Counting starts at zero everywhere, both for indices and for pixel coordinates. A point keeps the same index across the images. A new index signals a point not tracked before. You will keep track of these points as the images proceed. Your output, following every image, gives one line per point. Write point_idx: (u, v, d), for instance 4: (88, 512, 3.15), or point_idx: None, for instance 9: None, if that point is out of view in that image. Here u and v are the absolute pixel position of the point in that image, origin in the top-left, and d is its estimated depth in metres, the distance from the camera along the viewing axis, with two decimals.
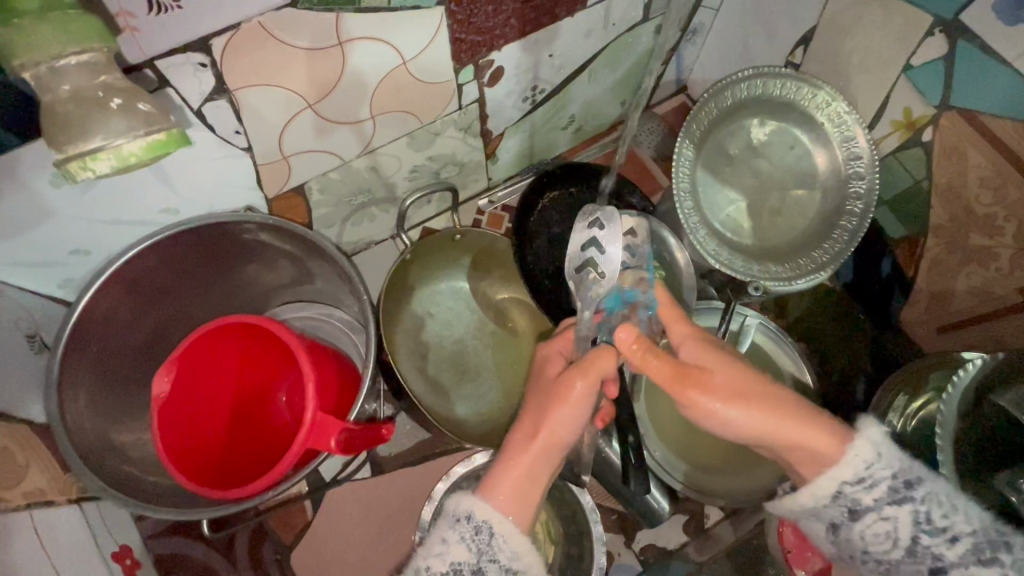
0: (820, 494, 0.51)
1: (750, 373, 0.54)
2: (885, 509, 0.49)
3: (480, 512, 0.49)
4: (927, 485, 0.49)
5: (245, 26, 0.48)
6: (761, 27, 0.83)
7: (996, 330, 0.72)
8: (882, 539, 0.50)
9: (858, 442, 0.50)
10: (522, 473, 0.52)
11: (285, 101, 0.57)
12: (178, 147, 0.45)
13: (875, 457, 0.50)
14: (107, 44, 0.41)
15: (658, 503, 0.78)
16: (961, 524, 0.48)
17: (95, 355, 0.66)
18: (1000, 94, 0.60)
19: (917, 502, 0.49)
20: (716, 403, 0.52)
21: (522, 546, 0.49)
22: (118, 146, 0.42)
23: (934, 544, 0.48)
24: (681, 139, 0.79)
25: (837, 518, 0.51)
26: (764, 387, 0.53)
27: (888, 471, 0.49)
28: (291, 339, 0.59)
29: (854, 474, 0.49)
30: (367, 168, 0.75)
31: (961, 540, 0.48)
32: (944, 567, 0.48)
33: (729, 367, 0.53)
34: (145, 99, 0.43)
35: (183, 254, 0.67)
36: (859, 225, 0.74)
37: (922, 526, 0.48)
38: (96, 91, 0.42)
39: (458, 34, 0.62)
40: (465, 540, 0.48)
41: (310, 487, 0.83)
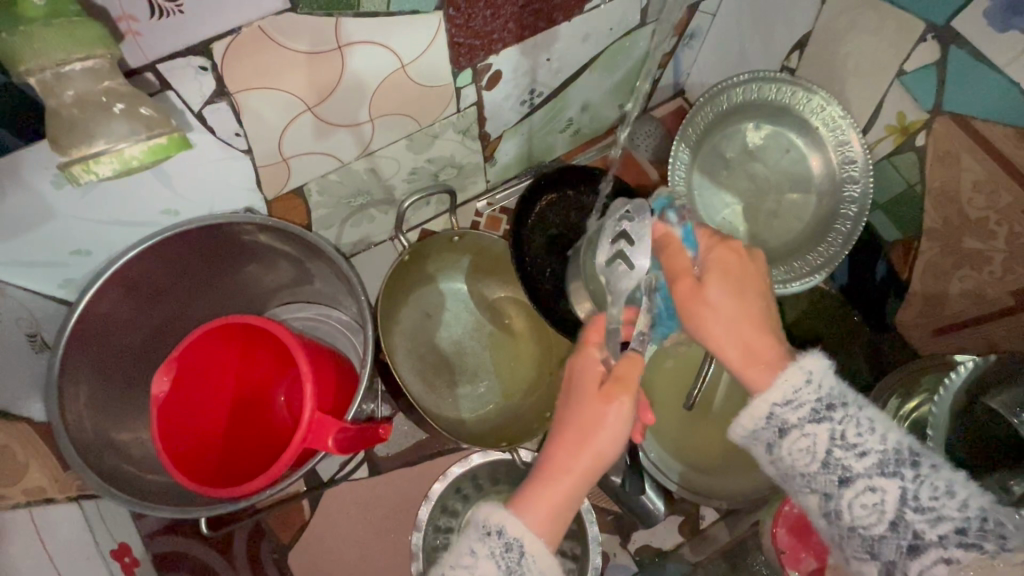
0: (753, 414, 0.50)
1: (757, 297, 0.52)
2: (806, 426, 0.48)
3: (512, 529, 0.47)
4: (849, 409, 0.48)
5: (245, 31, 0.49)
6: (757, 32, 0.84)
7: (989, 333, 0.72)
8: (803, 455, 0.49)
9: (793, 368, 0.49)
10: (562, 490, 0.49)
11: (285, 104, 0.58)
12: (178, 150, 0.46)
13: (804, 382, 0.49)
14: (111, 50, 0.42)
15: (654, 504, 0.80)
16: (874, 442, 0.47)
17: (95, 355, 0.67)
18: (991, 100, 0.61)
19: (836, 422, 0.48)
20: (699, 309, 0.51)
21: (550, 567, 0.47)
22: (119, 149, 0.43)
23: (845, 457, 0.47)
24: (677, 143, 0.81)
25: (769, 438, 0.51)
26: (756, 313, 0.51)
27: (815, 395, 0.49)
28: (289, 339, 0.59)
29: (783, 394, 0.49)
30: (366, 170, 0.75)
31: (870, 455, 0.46)
32: (852, 478, 0.47)
33: (734, 286, 0.52)
34: (147, 103, 0.44)
35: (183, 254, 0.68)
36: (853, 228, 0.75)
37: (836, 442, 0.47)
38: (99, 97, 0.42)
39: (457, 38, 0.63)
40: (495, 556, 0.47)
41: (307, 486, 0.83)
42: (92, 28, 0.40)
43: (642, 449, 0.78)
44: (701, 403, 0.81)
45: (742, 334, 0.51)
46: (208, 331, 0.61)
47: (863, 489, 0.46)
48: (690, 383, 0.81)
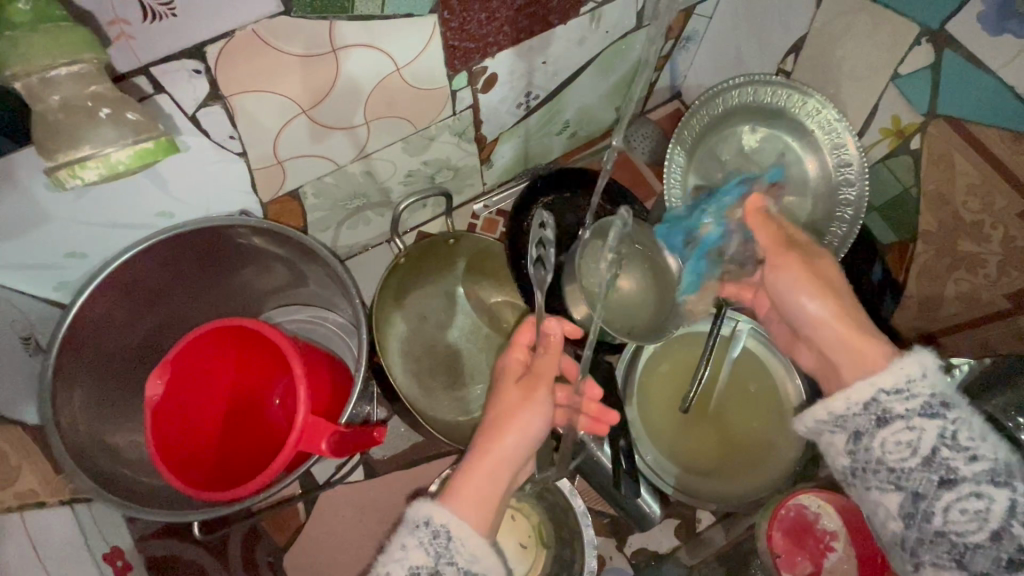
0: (854, 396, 0.52)
1: (837, 280, 0.60)
2: (912, 419, 0.49)
3: (438, 516, 0.49)
4: (962, 411, 0.48)
5: (239, 34, 0.49)
6: (753, 35, 0.84)
7: (984, 336, 0.72)
8: (900, 449, 0.49)
9: (910, 357, 0.51)
10: (482, 480, 0.53)
11: (280, 107, 0.58)
12: (167, 154, 0.46)
13: (919, 374, 0.50)
14: (98, 55, 0.42)
15: (650, 508, 0.78)
16: (984, 449, 0.46)
17: (89, 358, 0.66)
18: (985, 103, 0.61)
19: (947, 421, 0.48)
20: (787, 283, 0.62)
21: (480, 548, 0.48)
22: (105, 155, 0.43)
23: (952, 458, 0.47)
24: (673, 145, 0.81)
25: (863, 427, 0.51)
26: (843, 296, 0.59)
27: (928, 390, 0.49)
28: (284, 343, 0.59)
29: (894, 381, 0.50)
30: (362, 173, 0.75)
31: (980, 461, 0.46)
32: (956, 480, 0.46)
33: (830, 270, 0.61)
34: (134, 107, 0.44)
35: (178, 256, 0.68)
36: (849, 231, 0.75)
37: (945, 440, 0.47)
38: (85, 102, 0.42)
39: (452, 41, 0.63)
40: (424, 545, 0.48)
41: (303, 489, 0.83)
42: (79, 32, 0.40)
43: (636, 452, 0.79)
44: (697, 407, 0.81)
45: (839, 315, 0.58)
46: (201, 332, 0.61)
47: (966, 493, 0.46)
48: (687, 386, 0.81)
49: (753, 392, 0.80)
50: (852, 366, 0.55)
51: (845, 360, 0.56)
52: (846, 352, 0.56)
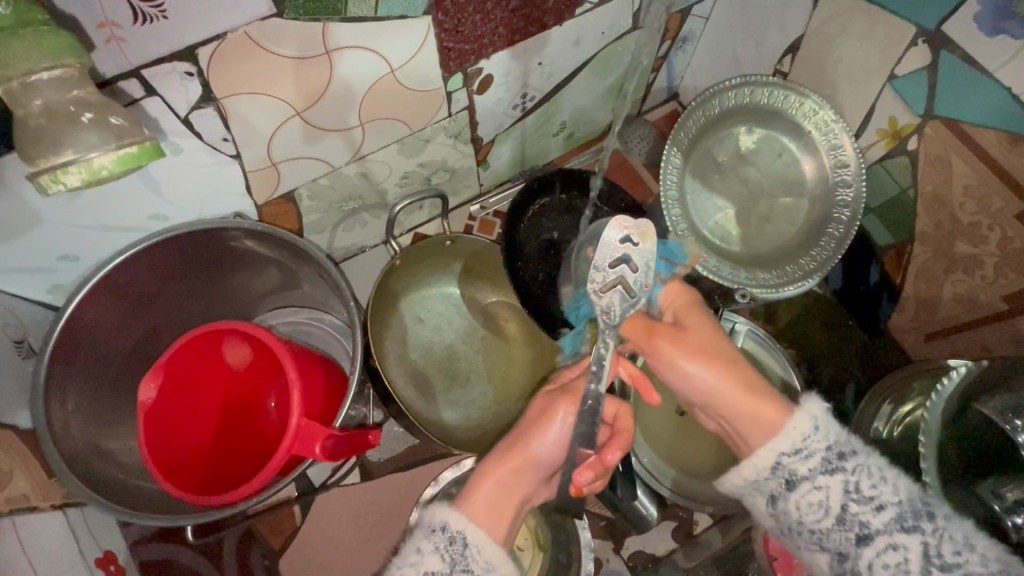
0: (758, 463, 0.53)
1: (719, 338, 0.59)
2: (818, 478, 0.51)
3: (455, 522, 0.49)
4: (859, 458, 0.51)
5: (231, 36, 0.49)
6: (750, 36, 0.84)
7: (981, 337, 0.72)
8: (813, 509, 0.50)
9: (799, 413, 0.53)
10: (498, 488, 0.53)
11: (273, 109, 0.58)
12: (151, 159, 0.45)
13: (812, 430, 0.52)
14: (81, 59, 0.41)
15: (647, 511, 0.75)
16: (889, 494, 0.49)
17: (81, 361, 0.66)
18: (981, 104, 0.61)
19: (848, 473, 0.50)
20: (681, 350, 0.57)
21: (495, 555, 0.49)
22: (89, 160, 0.42)
23: (861, 512, 0.49)
24: (669, 146, 0.80)
25: (776, 490, 0.53)
26: (729, 354, 0.58)
27: (824, 444, 0.51)
28: (277, 346, 0.59)
29: (790, 442, 0.52)
30: (357, 175, 0.75)
31: (887, 509, 0.48)
32: (871, 534, 0.48)
33: (706, 325, 0.60)
34: (118, 112, 0.44)
35: (171, 259, 0.68)
36: (846, 232, 0.74)
37: (851, 495, 0.49)
38: (68, 107, 0.42)
39: (447, 43, 0.63)
40: (439, 550, 0.48)
41: (298, 493, 0.83)
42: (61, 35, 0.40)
43: (634, 454, 0.78)
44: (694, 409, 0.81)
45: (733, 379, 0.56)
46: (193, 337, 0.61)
47: (883, 546, 0.47)
48: None
49: None
50: (755, 430, 0.54)
51: (754, 426, 0.54)
52: (748, 416, 0.54)
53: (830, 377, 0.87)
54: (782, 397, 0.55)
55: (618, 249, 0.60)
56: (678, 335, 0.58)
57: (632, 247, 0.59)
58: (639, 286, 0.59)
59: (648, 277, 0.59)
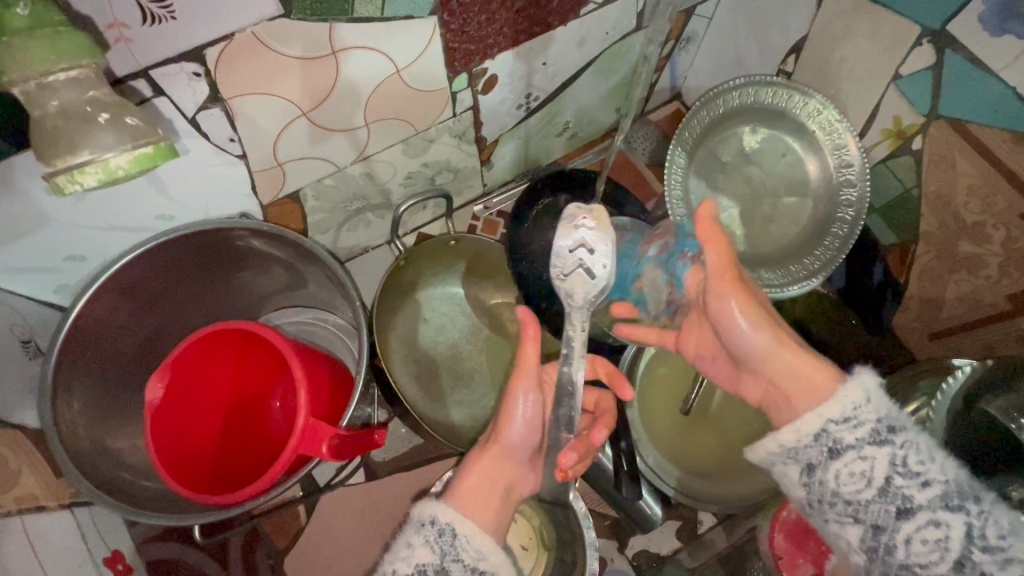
0: (803, 428, 0.51)
1: (762, 300, 0.58)
2: (864, 448, 0.48)
3: (443, 516, 0.49)
4: (910, 432, 0.48)
5: (238, 37, 0.49)
6: (753, 36, 0.84)
7: (986, 336, 0.72)
8: (855, 480, 0.48)
9: (852, 381, 0.50)
10: (482, 479, 0.55)
11: (280, 110, 0.58)
12: (166, 159, 0.45)
13: (864, 399, 0.49)
14: (96, 61, 0.41)
15: (651, 509, 0.77)
16: (937, 471, 0.46)
17: (87, 362, 0.66)
18: (986, 104, 0.61)
19: (897, 446, 0.48)
20: (737, 303, 0.55)
21: (486, 545, 0.49)
22: (105, 160, 0.42)
23: (907, 486, 0.47)
24: (674, 146, 0.81)
25: (815, 458, 0.51)
26: (773, 316, 0.57)
27: (874, 414, 0.49)
28: (283, 345, 0.59)
29: (842, 412, 0.49)
30: (362, 175, 0.75)
31: (933, 486, 0.46)
32: (912, 509, 0.46)
33: (750, 286, 0.58)
34: (134, 113, 0.44)
35: (177, 259, 0.68)
36: (850, 232, 0.74)
37: (898, 469, 0.47)
38: (83, 107, 0.42)
39: (452, 43, 0.63)
40: (429, 544, 0.48)
41: (304, 492, 0.83)
42: (78, 37, 0.40)
43: (638, 453, 0.78)
44: (698, 408, 0.81)
45: (784, 341, 0.55)
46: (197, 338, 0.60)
47: (926, 523, 0.46)
48: (687, 386, 0.82)
49: None
50: (807, 393, 0.52)
51: (803, 386, 0.53)
52: (796, 378, 0.53)
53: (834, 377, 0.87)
54: (832, 365, 0.53)
55: (574, 237, 0.60)
56: (740, 288, 0.56)
57: (585, 232, 0.60)
58: (599, 268, 0.59)
59: (608, 259, 0.59)
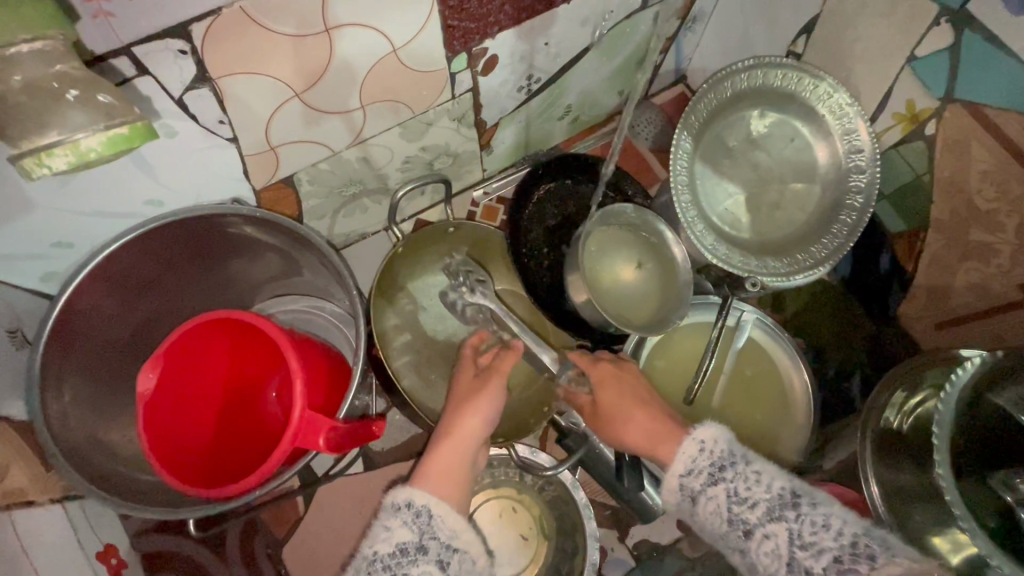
0: (668, 488, 0.58)
1: (632, 392, 0.66)
2: (708, 490, 0.55)
3: (419, 498, 0.53)
4: (739, 466, 0.55)
5: (227, 12, 0.47)
6: (761, 17, 0.82)
7: (994, 326, 0.71)
8: (713, 517, 0.54)
9: (687, 439, 0.58)
10: (451, 454, 0.60)
11: (272, 90, 0.56)
12: (144, 140, 0.43)
13: (697, 450, 0.57)
14: (63, 31, 0.39)
15: (653, 500, 0.76)
16: (761, 493, 0.52)
17: (79, 351, 0.65)
18: (1004, 86, 0.58)
19: (729, 480, 0.54)
20: (604, 417, 0.66)
21: (458, 523, 0.53)
22: (75, 141, 0.40)
23: (742, 512, 0.52)
24: (680, 131, 0.75)
25: (689, 507, 0.57)
26: (643, 401, 0.65)
27: (707, 460, 0.56)
28: (278, 336, 0.57)
29: (683, 465, 0.57)
30: (358, 159, 0.73)
31: (759, 505, 0.52)
32: (751, 530, 0.51)
33: (618, 386, 0.66)
34: (106, 89, 0.42)
35: (170, 246, 0.66)
36: (859, 220, 0.73)
37: (732, 499, 0.53)
38: (51, 82, 0.40)
39: (451, 21, 0.61)
40: (408, 523, 0.51)
41: (302, 483, 0.82)
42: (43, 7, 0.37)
43: None
44: (700, 399, 0.81)
45: (645, 424, 0.63)
46: (187, 329, 0.58)
47: (761, 538, 0.51)
48: (690, 378, 0.81)
49: (749, 375, 0.83)
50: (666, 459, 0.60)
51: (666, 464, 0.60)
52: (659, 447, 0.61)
53: (838, 365, 0.88)
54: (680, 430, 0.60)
55: None
56: (595, 413, 0.67)
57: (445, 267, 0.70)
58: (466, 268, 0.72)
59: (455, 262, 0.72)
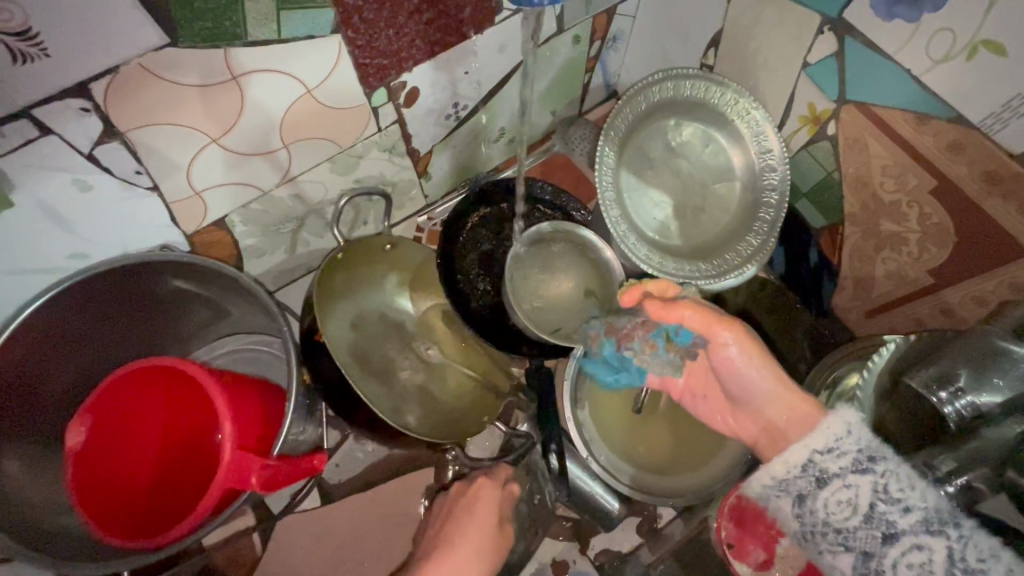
0: (790, 460, 0.54)
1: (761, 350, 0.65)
2: (848, 476, 0.51)
3: None
4: (890, 462, 0.50)
5: (125, 69, 0.48)
6: (675, 32, 0.86)
7: (914, 312, 0.74)
8: (843, 507, 0.50)
9: (832, 418, 0.54)
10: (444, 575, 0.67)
11: (186, 138, 0.57)
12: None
13: (845, 431, 0.53)
14: None
15: (608, 503, 0.79)
16: (916, 498, 0.47)
17: (11, 411, 0.65)
18: (887, 86, 0.62)
19: (877, 475, 0.49)
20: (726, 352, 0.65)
21: None
22: None
23: (887, 512, 0.48)
24: (602, 144, 0.78)
25: (806, 488, 0.53)
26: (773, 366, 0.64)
27: (856, 445, 0.52)
28: (208, 382, 0.58)
29: (824, 441, 0.53)
30: (291, 196, 0.75)
31: (913, 511, 0.47)
32: (896, 534, 0.47)
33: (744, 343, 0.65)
34: None
35: (96, 299, 0.66)
36: (776, 216, 0.76)
37: (880, 494, 0.48)
38: None
39: (362, 60, 0.62)
40: None
41: (257, 522, 0.81)
42: None
43: (590, 454, 0.79)
44: (648, 405, 0.82)
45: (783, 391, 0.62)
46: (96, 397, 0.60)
47: (908, 546, 0.46)
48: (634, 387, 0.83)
49: None
50: (792, 422, 0.61)
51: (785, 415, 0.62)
52: (794, 418, 0.61)
53: None
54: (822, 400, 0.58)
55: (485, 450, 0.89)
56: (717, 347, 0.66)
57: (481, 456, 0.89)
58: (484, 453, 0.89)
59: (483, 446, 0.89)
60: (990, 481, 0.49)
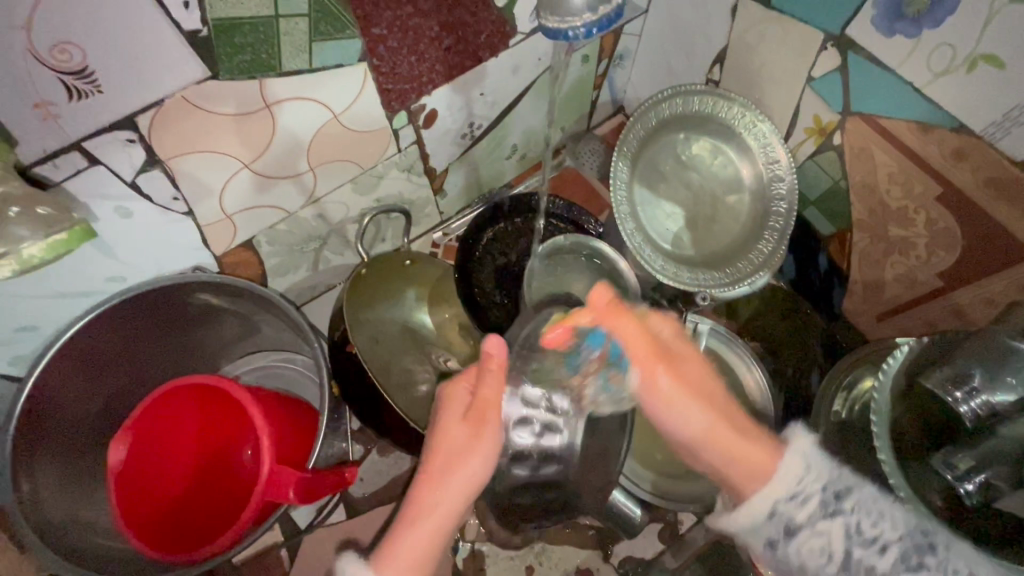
0: (753, 510, 0.52)
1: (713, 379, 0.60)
2: (816, 523, 0.51)
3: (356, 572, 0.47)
4: (855, 494, 0.51)
5: (169, 101, 0.51)
6: (680, 50, 0.89)
7: (924, 315, 0.76)
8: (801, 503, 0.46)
9: (788, 454, 0.53)
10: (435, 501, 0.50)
11: (221, 164, 0.60)
12: (81, 240, 0.53)
13: (803, 469, 0.52)
14: None
15: (630, 510, 0.78)
16: (888, 530, 0.49)
17: (52, 432, 0.67)
18: (889, 98, 0.65)
19: (847, 514, 0.50)
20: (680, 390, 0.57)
21: None
22: (18, 251, 0.50)
23: (865, 556, 0.49)
24: (615, 159, 0.81)
25: (773, 535, 0.52)
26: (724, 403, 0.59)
27: (818, 484, 0.52)
28: (249, 401, 0.61)
29: (786, 486, 0.52)
30: (314, 217, 0.77)
31: (890, 549, 0.48)
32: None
33: (696, 366, 0.59)
34: (43, 203, 0.50)
35: (133, 321, 0.68)
36: (786, 224, 0.78)
37: (852, 538, 0.49)
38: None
39: (386, 85, 0.65)
40: None
41: (284, 536, 0.82)
42: None
43: None
44: None
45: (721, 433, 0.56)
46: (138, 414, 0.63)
47: None
48: None
49: None
50: (746, 475, 0.54)
51: (722, 461, 0.55)
52: (738, 463, 0.54)
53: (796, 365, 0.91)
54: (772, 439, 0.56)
55: None
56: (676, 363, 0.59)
57: None
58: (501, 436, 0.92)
59: None
60: (1010, 479, 0.52)
